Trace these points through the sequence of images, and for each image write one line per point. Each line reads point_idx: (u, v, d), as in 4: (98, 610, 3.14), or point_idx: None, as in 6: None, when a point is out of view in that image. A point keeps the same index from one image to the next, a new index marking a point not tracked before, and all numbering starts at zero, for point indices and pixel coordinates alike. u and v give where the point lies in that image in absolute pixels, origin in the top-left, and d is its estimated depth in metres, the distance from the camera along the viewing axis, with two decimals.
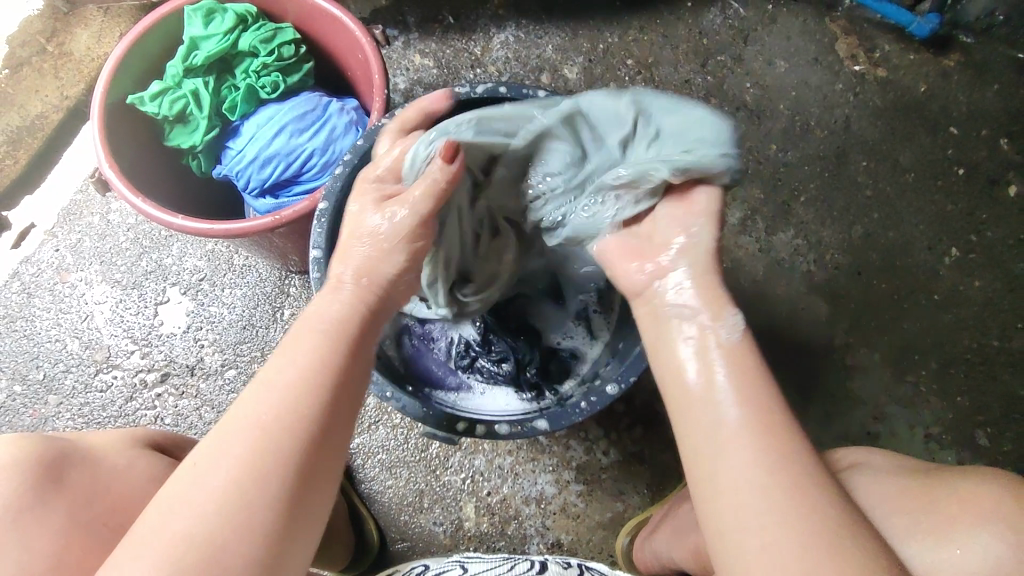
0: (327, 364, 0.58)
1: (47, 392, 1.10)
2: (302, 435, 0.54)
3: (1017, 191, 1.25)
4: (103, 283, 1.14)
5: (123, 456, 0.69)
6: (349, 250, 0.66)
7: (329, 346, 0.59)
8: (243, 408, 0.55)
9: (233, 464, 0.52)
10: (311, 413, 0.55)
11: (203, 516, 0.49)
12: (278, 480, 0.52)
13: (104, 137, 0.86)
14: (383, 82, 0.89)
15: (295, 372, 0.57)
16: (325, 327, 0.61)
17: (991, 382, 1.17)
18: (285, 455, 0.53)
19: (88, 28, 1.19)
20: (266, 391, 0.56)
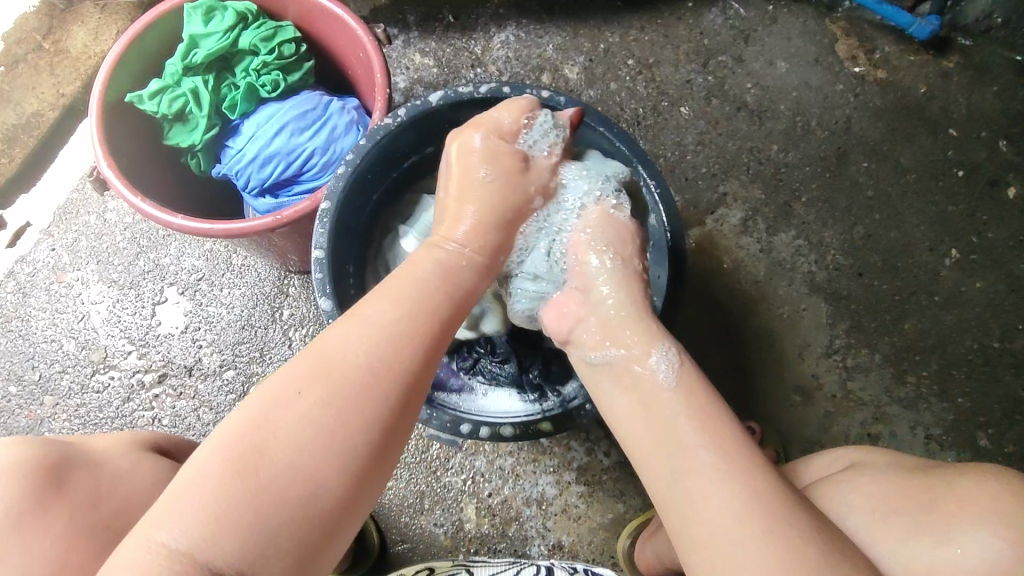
0: (427, 323, 0.62)
1: (43, 393, 1.09)
2: (399, 381, 0.57)
3: (1017, 192, 1.25)
4: (100, 282, 1.13)
5: (126, 459, 0.68)
6: (470, 192, 0.74)
7: (434, 298, 0.65)
8: (342, 346, 0.57)
9: (331, 400, 0.54)
10: (409, 362, 0.59)
11: (300, 446, 0.51)
12: (370, 425, 0.54)
13: (102, 135, 0.85)
14: (385, 81, 0.88)
15: (396, 322, 0.60)
16: (435, 285, 0.66)
17: (993, 383, 1.17)
18: (376, 398, 0.55)
19: (85, 24, 1.18)
20: (365, 334, 0.58)
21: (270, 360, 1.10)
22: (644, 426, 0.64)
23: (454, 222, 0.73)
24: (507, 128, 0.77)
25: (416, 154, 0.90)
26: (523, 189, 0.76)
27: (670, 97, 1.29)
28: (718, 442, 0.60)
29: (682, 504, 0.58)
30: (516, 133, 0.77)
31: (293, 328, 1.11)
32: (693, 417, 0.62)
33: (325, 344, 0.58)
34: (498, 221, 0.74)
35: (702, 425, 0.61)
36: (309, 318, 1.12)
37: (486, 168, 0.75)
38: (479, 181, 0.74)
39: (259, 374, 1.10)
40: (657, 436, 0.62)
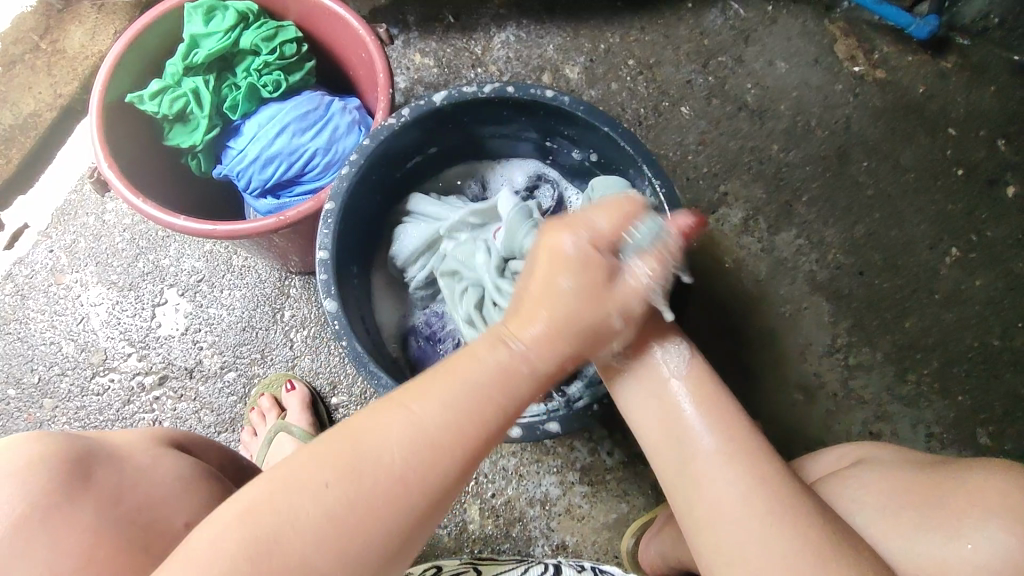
0: (483, 422, 0.54)
1: (42, 395, 1.08)
2: (427, 500, 0.51)
3: (1015, 190, 1.26)
4: (99, 284, 1.12)
5: (148, 455, 0.67)
6: (548, 310, 0.58)
7: (492, 405, 0.55)
8: (382, 442, 0.51)
9: (356, 504, 0.49)
10: (448, 477, 0.52)
11: (313, 545, 0.47)
12: (395, 532, 0.50)
13: (103, 136, 0.84)
14: (387, 81, 0.87)
15: (448, 425, 0.53)
16: (495, 386, 0.55)
17: (992, 381, 1.18)
18: (406, 506, 0.50)
19: (83, 25, 1.17)
20: (411, 434, 0.52)
21: (272, 361, 1.10)
22: (652, 413, 0.64)
23: (528, 318, 0.58)
24: (600, 230, 0.61)
25: (419, 154, 0.90)
26: (608, 311, 0.59)
27: (671, 97, 1.29)
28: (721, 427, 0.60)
29: (688, 491, 0.59)
30: (615, 240, 0.61)
31: (295, 329, 1.11)
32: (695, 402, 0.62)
33: (367, 434, 0.51)
34: (576, 333, 0.58)
35: (704, 409, 0.62)
36: (311, 319, 1.11)
37: (569, 278, 0.58)
38: (556, 290, 0.58)
39: (260, 376, 1.09)
40: (662, 422, 0.63)
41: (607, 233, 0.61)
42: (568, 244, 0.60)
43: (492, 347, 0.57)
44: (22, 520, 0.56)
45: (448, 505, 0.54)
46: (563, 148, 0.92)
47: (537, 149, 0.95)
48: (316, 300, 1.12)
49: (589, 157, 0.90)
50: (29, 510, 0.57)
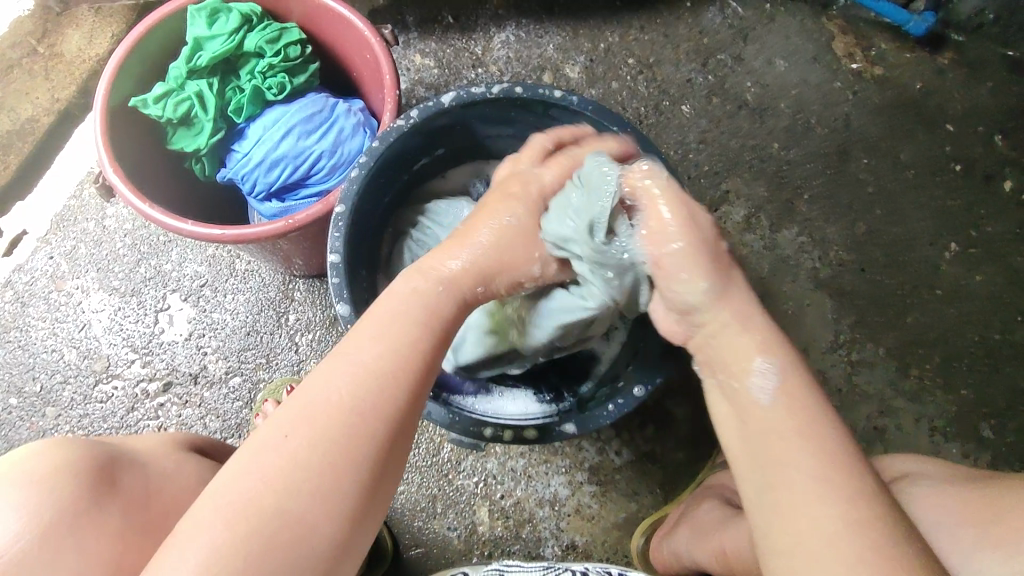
0: (414, 345, 0.59)
1: (44, 404, 1.07)
2: (386, 422, 0.55)
3: (1012, 185, 1.27)
4: (100, 290, 1.11)
5: (169, 459, 0.69)
6: (469, 245, 0.68)
7: (417, 332, 0.60)
8: (327, 385, 0.55)
9: (323, 443, 0.52)
10: (398, 403, 0.56)
11: (290, 488, 0.50)
12: (366, 463, 0.53)
13: (107, 141, 0.83)
14: (394, 82, 0.87)
15: (382, 356, 0.57)
16: (420, 316, 0.61)
17: (994, 375, 1.19)
18: (369, 437, 0.53)
19: (80, 29, 1.16)
20: (351, 370, 0.56)
21: (277, 365, 1.09)
22: (737, 429, 0.58)
23: (455, 248, 0.68)
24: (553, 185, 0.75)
25: (426, 156, 0.89)
26: (526, 253, 0.70)
27: (671, 96, 1.29)
28: (821, 458, 0.52)
29: (773, 514, 0.52)
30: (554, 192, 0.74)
31: (300, 333, 1.10)
32: (795, 433, 0.54)
33: (312, 385, 0.55)
34: (500, 259, 0.69)
35: (802, 440, 0.53)
36: (316, 322, 1.10)
37: (509, 215, 0.70)
38: (478, 222, 0.70)
39: (266, 381, 1.08)
40: (750, 447, 0.56)
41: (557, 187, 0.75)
42: (513, 202, 0.72)
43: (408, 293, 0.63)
44: (49, 527, 0.56)
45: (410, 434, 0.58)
46: None
47: None
48: (321, 303, 1.11)
49: None
50: (57, 518, 0.56)
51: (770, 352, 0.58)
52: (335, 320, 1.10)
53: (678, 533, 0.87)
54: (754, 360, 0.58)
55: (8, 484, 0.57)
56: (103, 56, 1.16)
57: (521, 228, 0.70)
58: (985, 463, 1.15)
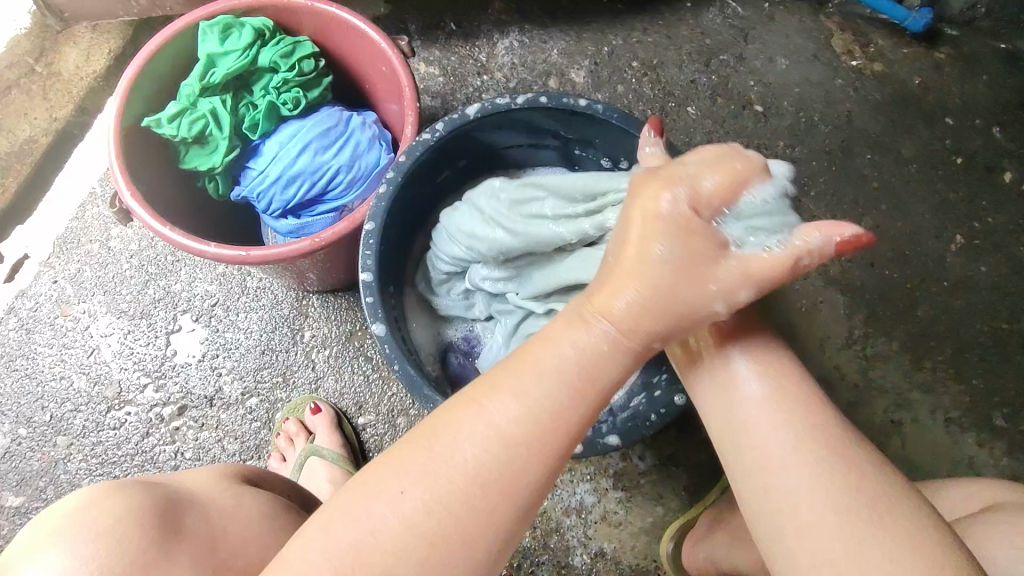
0: (567, 412, 0.53)
1: (55, 433, 1.05)
2: (524, 491, 0.52)
3: (1013, 176, 1.25)
4: (108, 314, 1.08)
5: (230, 498, 0.68)
6: (647, 286, 0.52)
7: (571, 392, 0.53)
8: (456, 446, 0.52)
9: (443, 511, 0.50)
10: (538, 470, 0.52)
11: (401, 553, 0.50)
12: (482, 531, 0.51)
13: (123, 163, 0.81)
14: (413, 94, 0.86)
15: (521, 421, 0.52)
16: (576, 374, 0.53)
17: (1004, 364, 1.17)
18: (497, 507, 0.51)
19: (78, 45, 1.14)
20: (485, 431, 0.52)
21: (295, 384, 1.07)
22: (715, 399, 0.59)
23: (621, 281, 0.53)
24: (713, 189, 0.53)
25: (447, 168, 0.88)
26: (703, 284, 0.52)
27: (677, 97, 1.28)
28: (797, 410, 0.56)
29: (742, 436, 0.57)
30: (727, 204, 0.53)
31: (316, 350, 1.07)
32: (772, 393, 0.57)
33: (452, 443, 0.52)
34: (663, 305, 0.52)
35: (781, 397, 0.57)
36: (332, 338, 1.08)
37: (664, 241, 0.52)
38: (650, 265, 0.52)
39: (285, 401, 1.06)
40: (731, 412, 0.58)
41: (712, 204, 0.53)
42: (665, 195, 0.52)
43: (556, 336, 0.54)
44: None
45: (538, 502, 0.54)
46: (592, 157, 0.91)
47: (562, 157, 0.94)
48: (336, 319, 1.08)
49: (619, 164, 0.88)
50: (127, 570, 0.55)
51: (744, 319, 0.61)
52: (352, 335, 1.08)
53: (716, 538, 0.88)
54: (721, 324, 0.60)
55: (73, 539, 0.56)
56: (100, 73, 1.16)
57: (683, 244, 0.52)
58: (999, 453, 1.14)
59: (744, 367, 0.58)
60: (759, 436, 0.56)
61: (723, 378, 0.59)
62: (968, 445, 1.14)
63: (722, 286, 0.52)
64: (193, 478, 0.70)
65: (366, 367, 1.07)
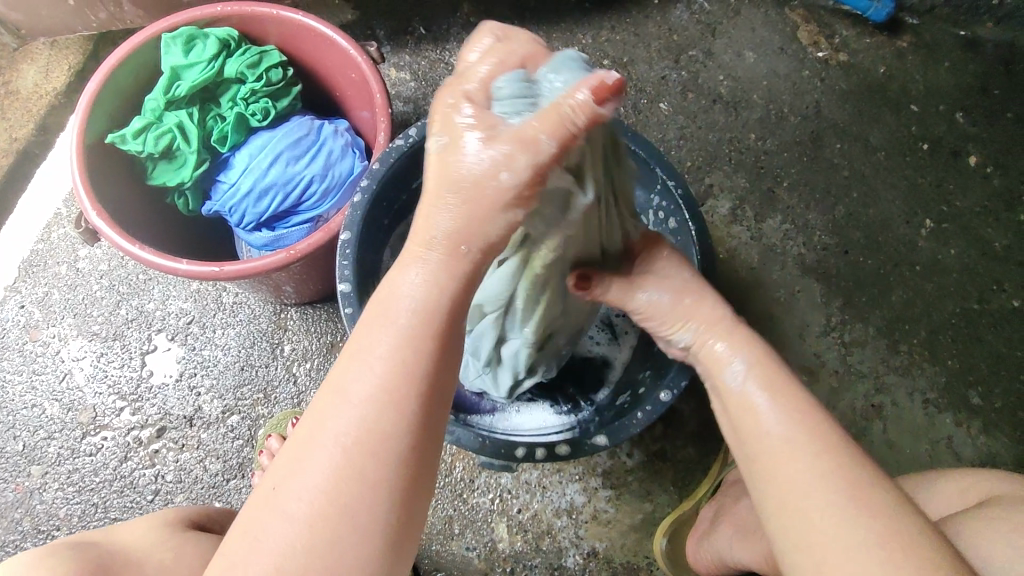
0: (411, 361, 0.49)
1: (29, 463, 1.02)
2: (396, 451, 0.48)
3: (977, 160, 1.28)
4: (80, 337, 1.06)
5: (167, 549, 0.66)
6: (445, 191, 0.50)
7: (408, 340, 0.50)
8: (322, 426, 0.48)
9: (324, 496, 0.46)
10: (405, 426, 0.48)
11: (292, 551, 0.45)
12: (370, 502, 0.46)
13: (87, 181, 0.79)
14: (385, 100, 0.85)
15: (372, 381, 0.49)
16: (410, 319, 0.50)
17: (977, 343, 1.20)
18: (378, 473, 0.47)
19: (35, 63, 1.15)
20: (344, 404, 0.48)
21: (276, 399, 1.04)
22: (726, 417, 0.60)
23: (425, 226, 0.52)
24: (473, 88, 0.52)
25: None
26: (490, 168, 0.49)
27: (648, 94, 1.28)
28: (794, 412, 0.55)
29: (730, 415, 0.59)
30: (488, 93, 0.52)
31: (297, 363, 1.05)
32: (772, 394, 0.57)
33: (314, 423, 0.49)
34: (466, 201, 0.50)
35: (778, 397, 0.56)
36: (313, 350, 1.06)
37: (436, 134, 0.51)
38: (441, 160, 0.51)
39: (266, 416, 1.04)
40: (733, 408, 0.59)
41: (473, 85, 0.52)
42: (443, 106, 0.52)
43: (393, 296, 0.51)
44: None
45: (420, 461, 0.49)
46: None
47: None
48: (316, 331, 1.07)
49: None
50: None
51: (737, 345, 0.61)
52: (333, 346, 1.06)
53: (720, 532, 0.88)
54: (717, 349, 0.62)
55: None
56: (61, 90, 1.16)
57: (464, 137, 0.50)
58: (977, 430, 1.16)
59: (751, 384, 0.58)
60: (754, 438, 0.56)
61: (727, 394, 0.60)
62: (946, 425, 1.16)
63: (511, 158, 0.49)
64: (131, 535, 0.68)
65: None
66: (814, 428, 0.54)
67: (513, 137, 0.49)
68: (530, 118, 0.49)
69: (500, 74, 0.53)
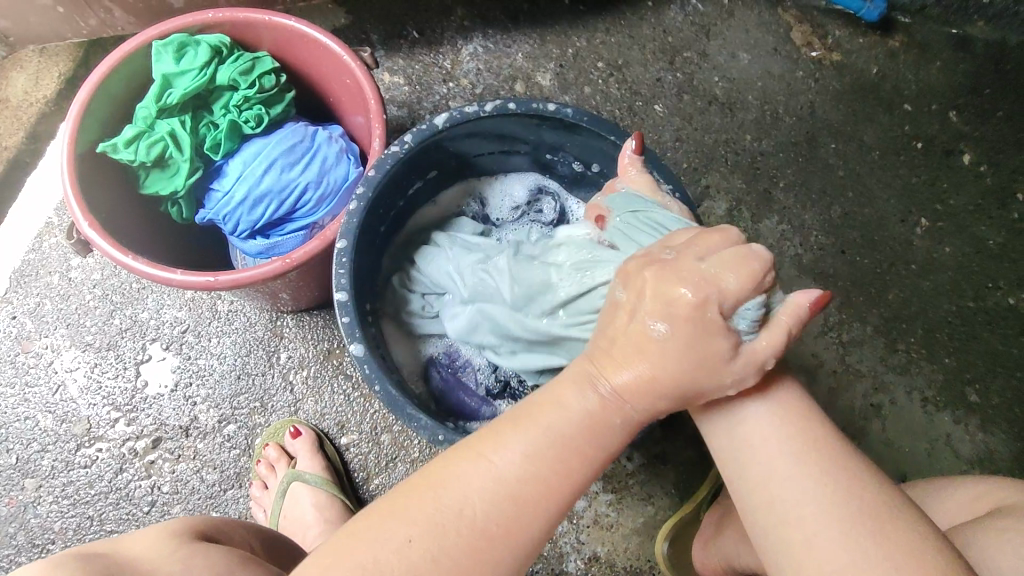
0: (571, 471, 0.55)
1: (22, 476, 1.00)
2: (527, 545, 0.53)
3: (971, 158, 1.28)
4: (73, 347, 1.04)
5: (174, 561, 0.64)
6: (646, 357, 0.55)
7: (576, 454, 0.55)
8: (464, 493, 0.53)
9: (440, 557, 0.50)
10: (541, 521, 0.53)
11: None
12: (484, 573, 0.51)
13: (78, 191, 0.78)
14: (379, 107, 0.84)
15: (527, 470, 0.53)
16: (581, 439, 0.55)
17: (973, 341, 1.20)
18: (501, 552, 0.52)
19: (25, 71, 1.14)
20: (491, 481, 0.53)
21: (273, 408, 1.04)
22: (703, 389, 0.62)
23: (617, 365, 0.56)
24: (721, 304, 0.54)
25: (419, 179, 0.87)
26: (720, 377, 0.55)
27: (643, 96, 1.28)
28: (779, 402, 0.59)
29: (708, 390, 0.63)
30: (733, 307, 0.55)
31: (293, 370, 1.04)
32: (757, 374, 0.61)
33: (453, 485, 0.53)
34: (672, 382, 0.55)
35: (764, 385, 0.60)
36: (310, 358, 1.05)
37: (660, 321, 0.54)
38: (677, 343, 0.54)
39: (264, 425, 1.03)
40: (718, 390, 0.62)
41: (727, 305, 0.54)
42: (679, 305, 0.54)
43: (570, 412, 0.56)
44: None
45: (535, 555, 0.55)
46: (563, 160, 0.91)
47: (534, 161, 0.93)
48: (312, 338, 1.06)
49: (590, 168, 0.90)
50: None
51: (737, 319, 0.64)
52: (330, 353, 1.05)
53: (725, 537, 0.88)
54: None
55: None
56: (51, 97, 1.14)
57: (699, 335, 0.54)
58: (975, 428, 1.16)
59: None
60: (735, 420, 0.60)
61: None
62: (945, 423, 1.16)
63: (740, 370, 0.56)
64: (137, 549, 0.66)
65: (346, 385, 1.04)
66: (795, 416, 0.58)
67: (754, 353, 0.56)
68: (754, 336, 0.56)
69: (745, 300, 0.55)
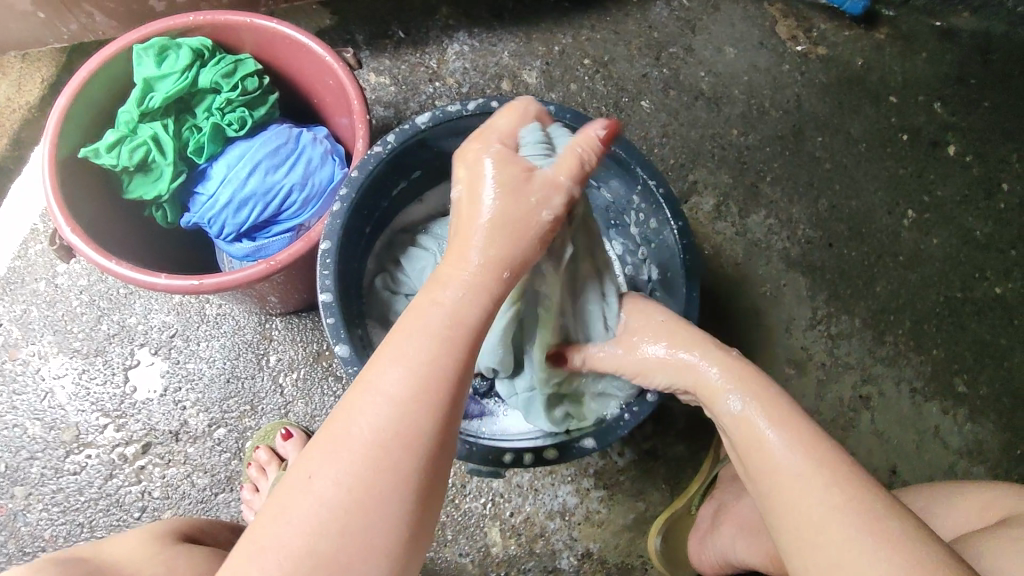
0: (446, 363, 0.54)
1: (12, 484, 1.00)
2: (426, 446, 0.51)
3: (956, 149, 1.29)
4: (60, 354, 1.04)
5: (157, 564, 0.65)
6: (473, 227, 0.59)
7: (446, 346, 0.54)
8: (352, 420, 0.51)
9: (350, 481, 0.49)
10: (428, 422, 0.52)
11: (320, 533, 0.48)
12: (391, 486, 0.49)
13: (60, 197, 0.78)
14: (363, 107, 0.84)
15: (406, 378, 0.52)
16: (442, 324, 0.55)
17: (961, 331, 1.21)
18: (402, 462, 0.50)
19: (8, 77, 1.13)
20: (375, 399, 0.51)
21: (263, 412, 1.03)
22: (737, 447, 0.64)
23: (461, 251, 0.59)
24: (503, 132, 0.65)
25: (404, 179, 0.87)
26: (530, 206, 0.60)
27: (630, 93, 1.28)
28: (809, 450, 0.57)
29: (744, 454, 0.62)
30: (514, 138, 0.65)
31: (283, 373, 1.04)
32: (780, 425, 0.60)
33: (341, 416, 0.52)
34: (504, 237, 0.59)
35: (790, 433, 0.59)
36: (299, 360, 1.05)
37: (458, 186, 0.62)
38: (476, 190, 0.60)
39: (254, 429, 1.03)
40: (746, 450, 0.62)
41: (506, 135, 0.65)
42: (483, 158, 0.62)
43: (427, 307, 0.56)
44: None
45: (446, 454, 0.53)
46: None
47: None
48: (301, 340, 1.05)
49: None
50: None
51: (744, 382, 0.65)
52: (319, 355, 1.05)
53: (721, 532, 0.90)
54: (686, 358, 0.69)
55: None
56: (33, 103, 1.13)
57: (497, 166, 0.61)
58: (964, 418, 1.17)
59: (757, 418, 0.62)
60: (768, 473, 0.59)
61: (735, 423, 0.64)
62: (933, 414, 1.17)
63: (547, 195, 0.61)
64: (122, 549, 0.67)
65: (336, 387, 1.04)
66: (828, 463, 0.56)
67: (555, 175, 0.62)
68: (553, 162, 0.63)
69: (522, 128, 0.67)
